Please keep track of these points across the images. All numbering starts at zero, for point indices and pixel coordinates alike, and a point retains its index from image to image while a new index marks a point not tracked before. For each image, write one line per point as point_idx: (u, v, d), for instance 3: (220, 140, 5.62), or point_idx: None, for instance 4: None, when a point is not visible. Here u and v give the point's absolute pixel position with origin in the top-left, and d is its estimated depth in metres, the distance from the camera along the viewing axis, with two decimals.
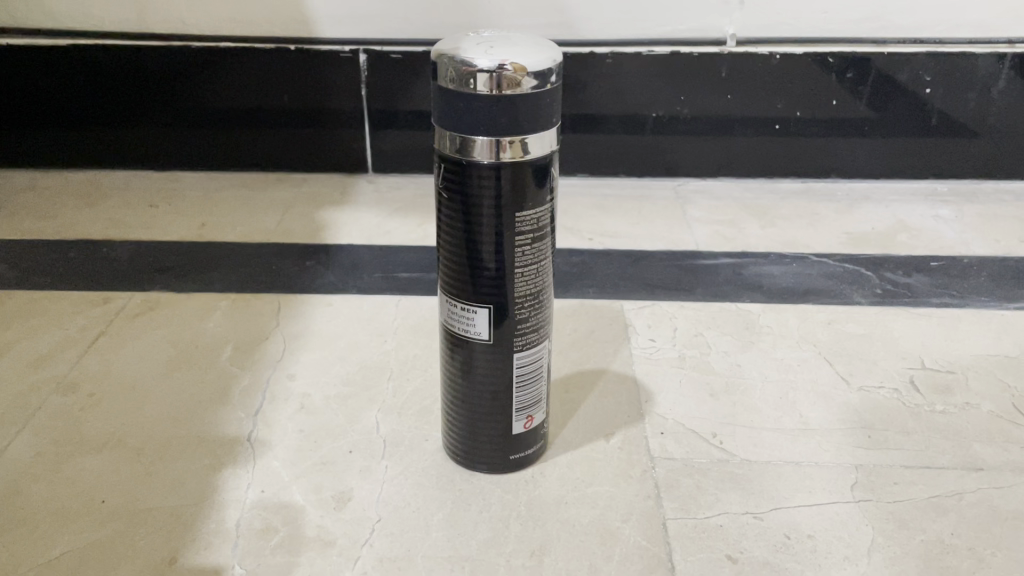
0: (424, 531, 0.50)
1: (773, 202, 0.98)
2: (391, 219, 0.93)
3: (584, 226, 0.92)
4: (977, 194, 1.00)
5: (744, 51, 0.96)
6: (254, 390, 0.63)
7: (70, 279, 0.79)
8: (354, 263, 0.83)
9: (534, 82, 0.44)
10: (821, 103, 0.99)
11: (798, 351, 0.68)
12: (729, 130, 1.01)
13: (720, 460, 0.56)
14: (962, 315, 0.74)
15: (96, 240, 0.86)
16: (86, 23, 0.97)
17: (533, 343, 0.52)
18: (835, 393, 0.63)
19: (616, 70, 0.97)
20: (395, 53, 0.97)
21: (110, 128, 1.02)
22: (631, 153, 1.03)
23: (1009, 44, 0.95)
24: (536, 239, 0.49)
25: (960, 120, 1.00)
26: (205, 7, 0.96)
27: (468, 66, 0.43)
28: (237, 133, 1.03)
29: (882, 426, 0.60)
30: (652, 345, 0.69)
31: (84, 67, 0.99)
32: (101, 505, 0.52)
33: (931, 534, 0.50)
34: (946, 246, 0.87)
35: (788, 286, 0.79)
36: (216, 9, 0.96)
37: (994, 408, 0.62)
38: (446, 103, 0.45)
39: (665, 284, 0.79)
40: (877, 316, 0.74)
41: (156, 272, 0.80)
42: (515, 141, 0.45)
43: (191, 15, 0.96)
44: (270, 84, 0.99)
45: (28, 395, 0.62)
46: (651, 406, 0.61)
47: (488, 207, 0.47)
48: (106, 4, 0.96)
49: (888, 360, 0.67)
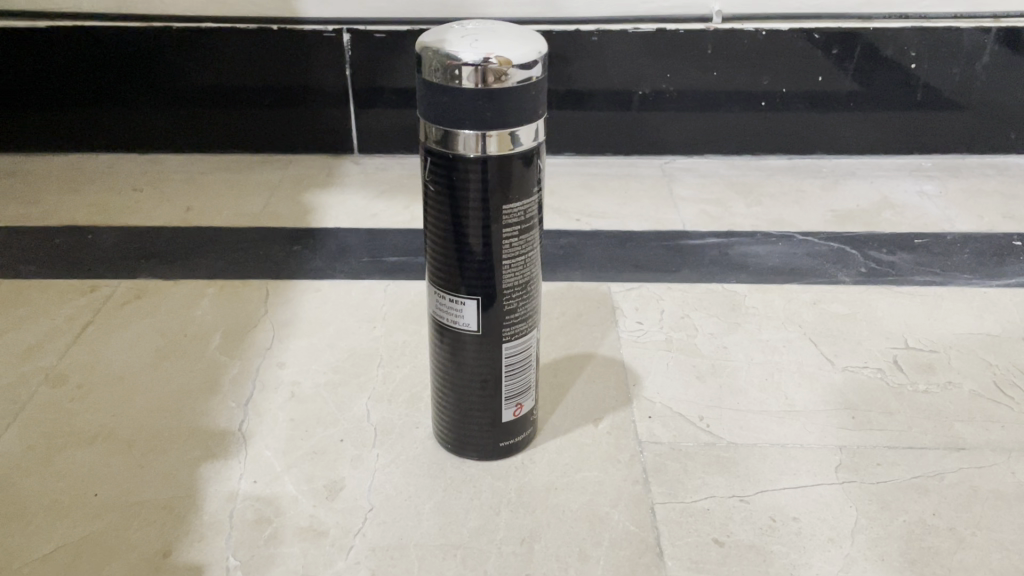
0: (416, 518, 0.51)
1: (759, 179, 0.98)
2: (377, 201, 0.92)
3: (570, 206, 0.91)
4: (961, 168, 1.01)
5: (730, 28, 0.96)
6: (244, 378, 0.63)
7: (56, 266, 0.78)
8: (340, 249, 0.82)
9: (520, 76, 0.44)
10: (807, 78, 0.99)
11: (783, 332, 0.69)
12: (717, 106, 1.01)
13: (707, 444, 0.57)
14: (946, 294, 0.74)
15: (66, 226, 0.86)
16: (43, 4, 0.95)
17: (522, 333, 0.52)
18: (820, 373, 0.64)
19: (602, 47, 0.97)
20: (359, 33, 0.96)
21: (92, 108, 1.01)
22: (617, 130, 1.03)
23: (994, 18, 0.95)
24: (523, 232, 0.49)
25: (945, 94, 1.00)
26: None
27: (453, 60, 0.43)
28: (206, 113, 1.02)
29: (866, 406, 0.61)
30: (640, 328, 0.70)
31: (42, 51, 0.97)
32: (94, 497, 0.53)
33: (913, 515, 0.51)
34: (930, 222, 0.88)
35: (775, 265, 0.79)
36: None
37: (975, 387, 0.63)
38: (431, 98, 0.45)
39: (651, 264, 0.80)
40: (861, 295, 0.74)
41: (142, 259, 0.80)
42: (500, 134, 0.45)
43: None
44: (249, 63, 0.98)
45: (17, 388, 0.62)
46: (638, 390, 0.62)
47: (474, 200, 0.47)
48: None
49: (871, 340, 0.68)
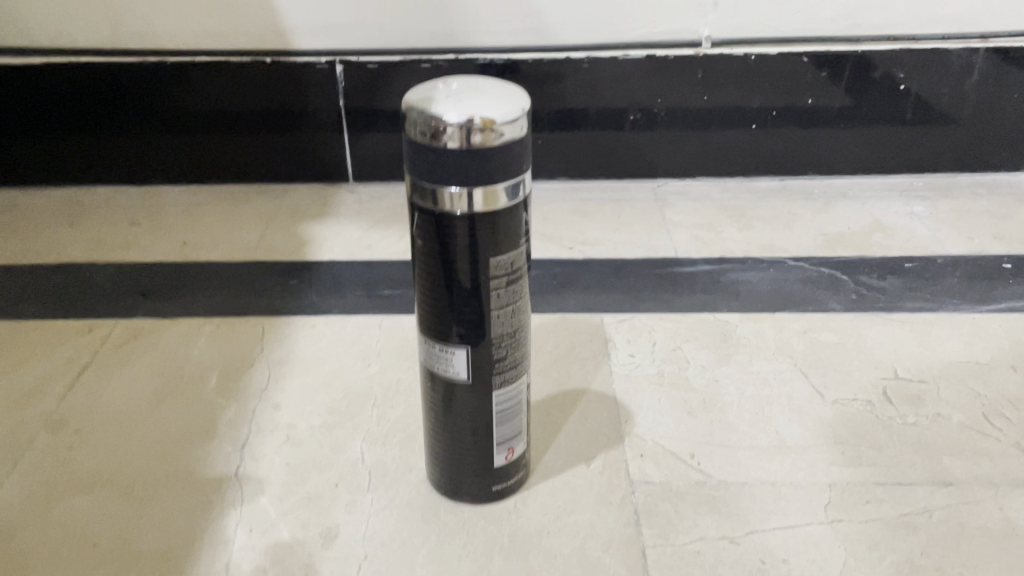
0: (410, 567, 0.52)
1: (751, 202, 0.99)
2: (372, 231, 0.93)
3: (563, 233, 0.92)
4: (953, 187, 1.01)
5: (719, 52, 0.97)
6: (241, 421, 0.64)
7: (54, 305, 0.79)
8: (335, 283, 0.83)
9: (504, 135, 0.44)
10: (798, 100, 1.00)
11: (773, 363, 0.70)
12: (709, 127, 1.02)
13: (698, 483, 0.57)
14: (935, 320, 0.75)
15: (64, 264, 0.87)
16: (38, 40, 0.97)
17: (512, 380, 0.53)
18: (809, 407, 0.65)
19: (594, 74, 0.98)
20: (351, 64, 0.97)
21: (87, 142, 1.01)
22: (609, 153, 1.03)
23: (982, 38, 0.96)
24: (511, 282, 0.50)
25: (936, 113, 1.01)
26: (164, 24, 0.96)
27: (437, 121, 0.44)
28: (201, 145, 1.02)
29: (855, 440, 0.61)
30: (632, 361, 0.70)
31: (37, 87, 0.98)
32: (93, 546, 0.53)
33: (901, 554, 0.52)
34: (921, 245, 0.88)
35: (765, 293, 0.80)
36: (171, 28, 0.96)
37: (963, 419, 0.63)
38: (418, 157, 0.46)
39: (644, 294, 0.80)
40: (851, 323, 0.75)
41: (139, 296, 0.81)
42: (486, 191, 0.46)
43: (149, 33, 0.96)
44: (243, 96, 0.99)
45: (17, 432, 0.63)
46: (630, 427, 0.63)
47: (463, 253, 0.48)
48: (64, 22, 0.96)
49: (861, 370, 0.69)
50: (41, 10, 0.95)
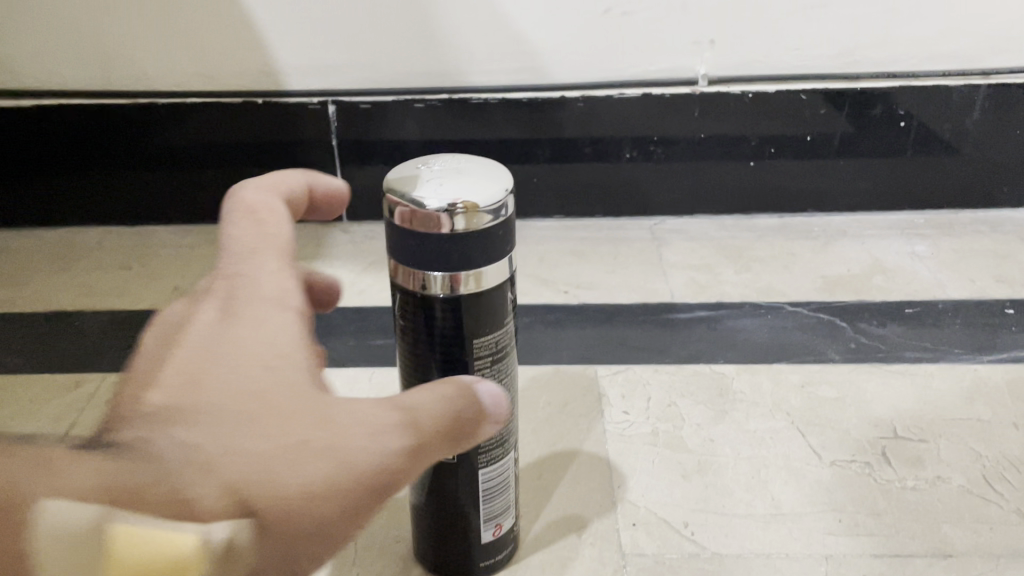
0: None
1: (749, 241, 0.97)
2: (364, 274, 0.92)
3: (558, 276, 0.91)
4: (955, 225, 1.00)
5: (716, 90, 0.96)
6: None
7: (41, 357, 0.78)
8: (326, 331, 0.82)
9: (488, 219, 0.43)
10: (797, 137, 0.98)
11: (770, 421, 0.68)
12: (706, 165, 1.00)
13: (691, 555, 0.56)
14: (936, 372, 0.74)
15: (52, 312, 0.86)
16: (29, 82, 0.96)
17: (499, 457, 0.51)
18: (807, 470, 0.63)
19: (589, 112, 0.97)
20: (344, 105, 0.96)
21: (77, 183, 1.00)
22: (606, 191, 1.02)
23: (984, 74, 0.95)
24: (496, 361, 0.49)
25: (937, 150, 0.99)
26: (155, 66, 0.95)
27: (419, 206, 0.43)
28: (192, 185, 1.01)
29: (853, 507, 0.60)
30: (626, 419, 0.69)
31: (27, 128, 0.97)
32: None
33: None
34: (922, 289, 0.87)
35: (763, 342, 0.79)
36: (162, 69, 0.95)
37: (964, 482, 0.62)
38: (400, 242, 0.45)
39: (639, 343, 0.79)
40: (850, 375, 0.74)
41: (128, 348, 0.80)
42: (470, 275, 0.45)
43: (139, 74, 0.96)
44: (234, 136, 0.98)
45: None
46: (623, 493, 0.62)
47: (446, 335, 0.47)
48: (55, 64, 0.95)
49: (859, 428, 0.67)
50: (31, 51, 0.94)
